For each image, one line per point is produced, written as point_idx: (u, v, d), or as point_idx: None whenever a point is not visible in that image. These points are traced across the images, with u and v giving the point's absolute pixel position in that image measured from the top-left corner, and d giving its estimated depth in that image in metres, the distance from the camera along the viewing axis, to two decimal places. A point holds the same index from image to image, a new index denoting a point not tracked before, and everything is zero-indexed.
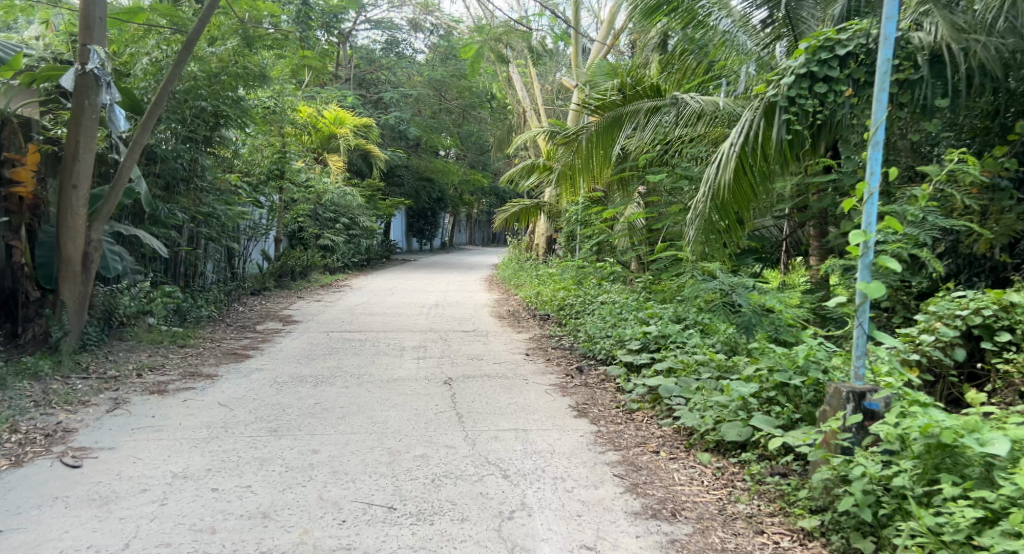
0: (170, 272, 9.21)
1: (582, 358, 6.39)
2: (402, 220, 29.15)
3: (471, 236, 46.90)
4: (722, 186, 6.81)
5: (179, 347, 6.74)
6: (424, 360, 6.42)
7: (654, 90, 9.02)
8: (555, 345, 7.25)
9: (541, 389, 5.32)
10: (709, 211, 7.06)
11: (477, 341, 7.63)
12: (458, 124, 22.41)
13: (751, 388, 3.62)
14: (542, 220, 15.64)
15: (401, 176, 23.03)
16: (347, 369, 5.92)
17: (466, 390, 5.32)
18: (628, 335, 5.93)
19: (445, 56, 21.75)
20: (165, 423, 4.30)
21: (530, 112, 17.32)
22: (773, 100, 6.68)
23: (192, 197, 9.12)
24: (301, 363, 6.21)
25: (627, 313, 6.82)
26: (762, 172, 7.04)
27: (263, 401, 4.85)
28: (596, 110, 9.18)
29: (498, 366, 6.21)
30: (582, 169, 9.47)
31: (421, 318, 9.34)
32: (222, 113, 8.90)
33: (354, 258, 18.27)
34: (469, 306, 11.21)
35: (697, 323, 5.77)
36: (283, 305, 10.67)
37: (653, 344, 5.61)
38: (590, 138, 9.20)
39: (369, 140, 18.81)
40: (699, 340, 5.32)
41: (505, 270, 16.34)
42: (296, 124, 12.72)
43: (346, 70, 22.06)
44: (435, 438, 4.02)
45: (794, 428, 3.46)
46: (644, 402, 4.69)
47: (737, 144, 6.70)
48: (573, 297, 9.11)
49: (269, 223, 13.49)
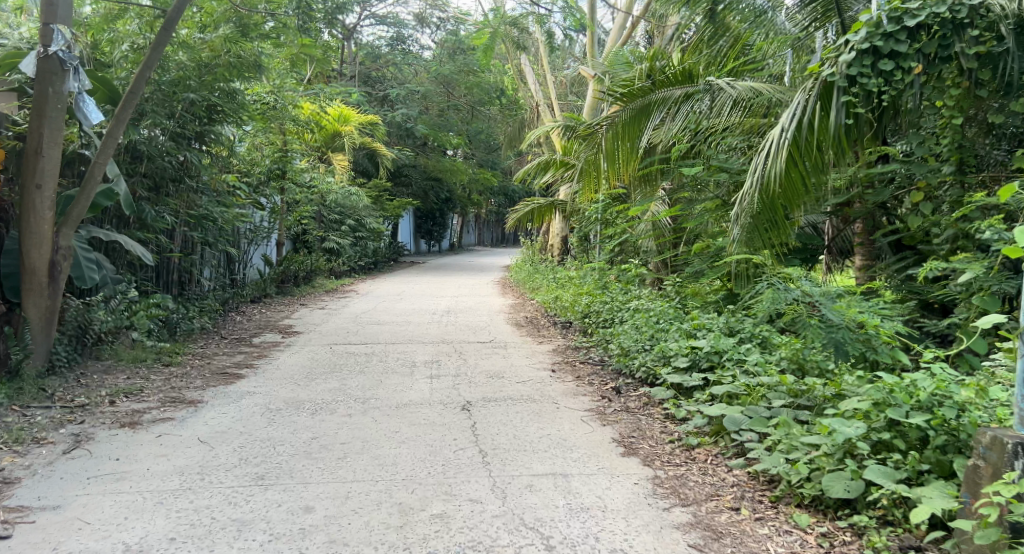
0: (161, 279, 8.50)
1: (619, 377, 5.61)
2: (410, 222, 28.49)
3: (479, 237, 46.25)
4: (772, 178, 6.11)
5: (164, 366, 6.02)
6: (439, 379, 5.68)
7: (685, 75, 8.20)
8: (584, 359, 6.48)
9: (576, 417, 4.58)
10: (755, 208, 6.34)
11: (496, 355, 6.89)
12: (467, 121, 21.67)
13: (858, 432, 2.87)
14: (556, 220, 14.91)
15: (408, 175, 22.30)
16: (351, 392, 5.18)
17: (489, 417, 4.58)
18: (672, 350, 5.17)
19: (453, 51, 21.10)
20: (131, 467, 3.57)
21: (543, 106, 16.53)
22: (829, 81, 5.98)
23: (183, 199, 8.42)
24: (299, 383, 5.47)
25: (667, 324, 6.04)
26: (815, 163, 6.31)
27: (250, 436, 4.12)
28: (621, 99, 8.35)
29: (522, 386, 5.44)
30: (606, 164, 8.67)
31: (432, 327, 8.61)
32: (215, 106, 8.23)
33: (361, 262, 17.58)
34: (483, 312, 10.48)
35: (754, 337, 5.01)
36: (284, 313, 9.95)
37: (704, 361, 4.86)
38: (615, 129, 8.41)
39: (375, 139, 18.13)
40: (761, 359, 4.57)
41: (518, 273, 15.60)
42: (298, 120, 12.02)
43: (350, 65, 21.32)
44: (456, 489, 3.27)
45: (920, 483, 2.71)
46: (704, 436, 3.95)
47: (790, 130, 6.00)
48: (598, 303, 8.35)
49: (271, 226, 12.77)
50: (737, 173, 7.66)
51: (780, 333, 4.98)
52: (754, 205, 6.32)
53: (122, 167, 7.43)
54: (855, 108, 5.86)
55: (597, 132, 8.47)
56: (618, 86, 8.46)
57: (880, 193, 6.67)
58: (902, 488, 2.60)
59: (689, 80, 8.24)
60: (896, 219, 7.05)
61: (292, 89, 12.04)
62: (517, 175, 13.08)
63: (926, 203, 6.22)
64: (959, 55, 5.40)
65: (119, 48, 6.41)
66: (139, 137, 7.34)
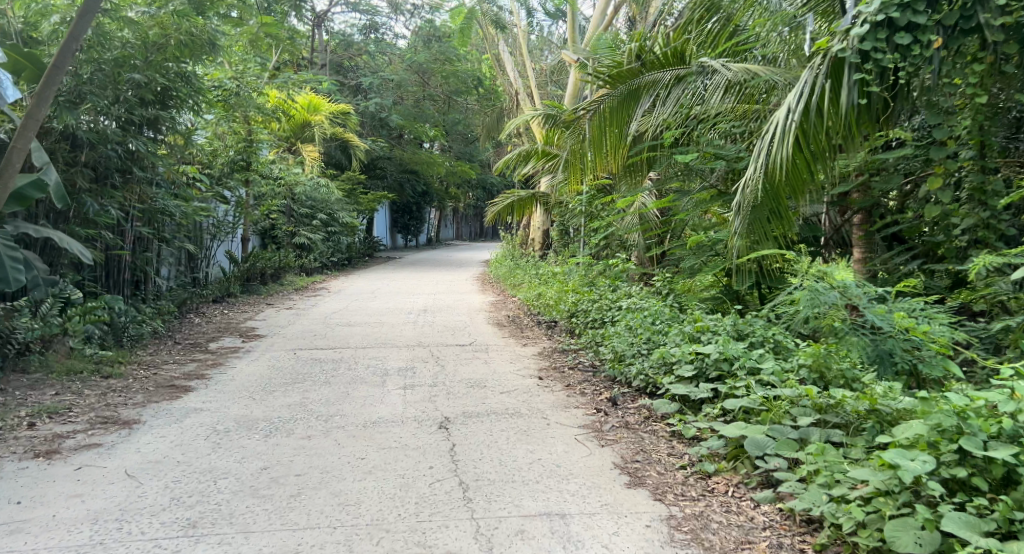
0: (108, 279, 7.76)
1: (614, 386, 5.05)
2: (385, 216, 27.75)
3: (457, 231, 45.58)
4: (777, 166, 5.58)
5: (102, 378, 5.34)
6: (414, 389, 5.09)
7: (677, 55, 7.67)
8: (573, 365, 5.91)
9: (570, 435, 4.03)
10: (759, 197, 5.85)
11: (477, 360, 6.29)
12: (443, 112, 20.99)
13: (930, 469, 2.36)
14: (538, 213, 14.36)
15: (383, 168, 21.52)
16: (313, 408, 4.56)
17: (471, 437, 4.01)
18: (676, 357, 4.63)
19: (429, 38, 20.66)
20: (34, 513, 2.92)
21: (523, 95, 15.93)
22: (840, 57, 5.41)
23: (132, 191, 7.70)
24: (256, 397, 4.84)
25: (665, 326, 5.48)
26: (823, 148, 5.79)
27: (190, 466, 3.49)
28: (609, 82, 7.85)
29: (506, 398, 4.86)
30: (592, 151, 8.08)
31: (407, 329, 7.99)
32: (168, 90, 7.53)
33: (333, 258, 16.83)
34: (462, 310, 9.88)
35: (767, 341, 4.49)
36: (248, 314, 9.26)
37: (712, 370, 4.33)
38: (602, 115, 7.88)
39: (347, 129, 17.42)
40: (778, 368, 4.06)
41: (499, 268, 15.01)
42: (263, 108, 11.29)
43: (320, 53, 20.48)
44: (432, 538, 2.71)
45: (1011, 534, 2.19)
46: (721, 461, 3.41)
47: (797, 111, 5.45)
48: (585, 301, 7.78)
49: (235, 220, 12.03)
50: (732, 160, 7.12)
51: (794, 338, 4.48)
52: (757, 194, 5.83)
53: (59, 156, 6.70)
54: (868, 87, 5.33)
55: (584, 117, 7.98)
56: (605, 68, 7.92)
57: (890, 180, 6.23)
58: (995, 545, 2.08)
59: (681, 61, 7.71)
60: (899, 210, 6.67)
61: (256, 74, 11.31)
62: (496, 166, 12.48)
63: (941, 189, 5.79)
64: (983, 26, 4.92)
65: (48, 21, 5.68)
66: (79, 122, 6.60)
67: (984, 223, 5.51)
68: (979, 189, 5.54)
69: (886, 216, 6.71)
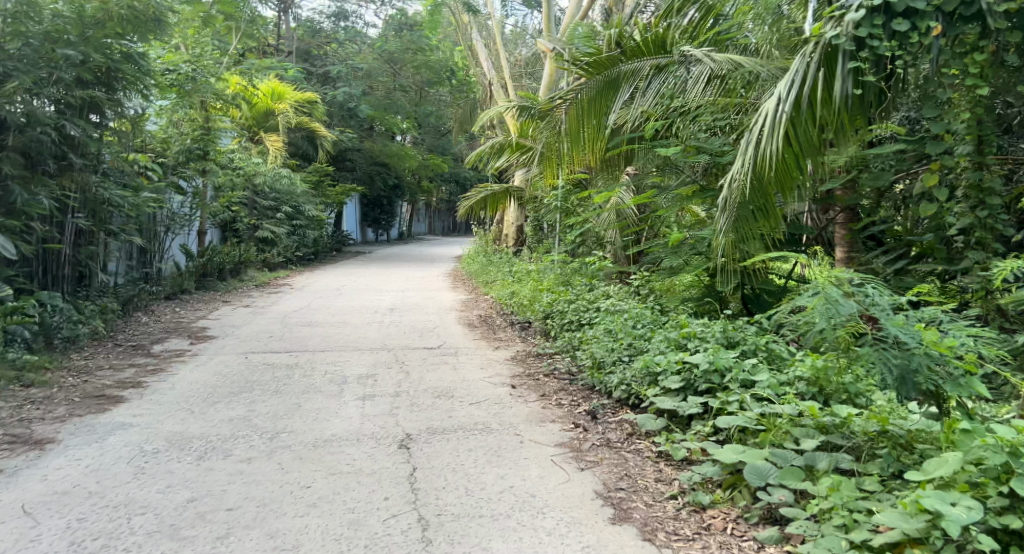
0: (44, 275, 7.15)
1: (593, 397, 4.65)
2: (355, 209, 27.11)
3: (429, 226, 45.03)
4: (766, 160, 5.20)
5: (23, 387, 4.77)
6: (373, 400, 4.64)
7: (657, 43, 7.27)
8: (548, 372, 5.47)
9: (545, 456, 3.61)
10: (746, 193, 5.47)
11: (445, 365, 5.85)
12: (415, 104, 20.48)
13: (977, 518, 2.07)
14: (511, 208, 13.96)
15: (352, 160, 20.90)
16: (258, 423, 4.07)
17: (434, 457, 3.58)
18: (660, 367, 4.24)
19: (400, 27, 20.44)
20: None
21: (497, 86, 15.48)
22: (834, 44, 5.05)
23: (71, 179, 7.11)
24: (195, 409, 4.34)
25: (647, 331, 5.10)
26: (814, 141, 5.44)
27: (105, 497, 3.00)
28: (587, 70, 7.38)
29: (475, 411, 4.42)
30: (568, 144, 7.55)
31: (371, 330, 7.50)
32: (110, 70, 7.03)
33: (299, 252, 16.20)
34: (432, 309, 9.42)
35: (759, 350, 4.12)
36: (202, 312, 8.69)
37: (701, 383, 3.95)
38: (579, 105, 7.38)
39: (314, 118, 16.81)
40: (774, 381, 3.70)
41: (471, 264, 14.56)
42: (221, 94, 10.72)
43: (287, 41, 19.80)
44: None
45: None
46: (716, 490, 3.03)
47: (788, 100, 5.09)
48: (560, 301, 7.37)
49: (192, 212, 11.41)
50: (716, 154, 6.62)
51: (789, 347, 4.12)
52: (745, 190, 5.45)
53: None
54: (864, 76, 4.97)
55: (559, 108, 7.42)
56: (583, 54, 7.46)
57: (880, 176, 5.92)
58: None
59: (662, 49, 7.32)
60: (885, 209, 6.44)
61: (213, 58, 10.73)
62: (468, 160, 12.04)
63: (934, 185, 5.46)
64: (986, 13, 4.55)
65: None
66: (6, 102, 6.03)
67: (980, 222, 5.18)
68: (975, 186, 5.20)
69: (870, 214, 6.48)
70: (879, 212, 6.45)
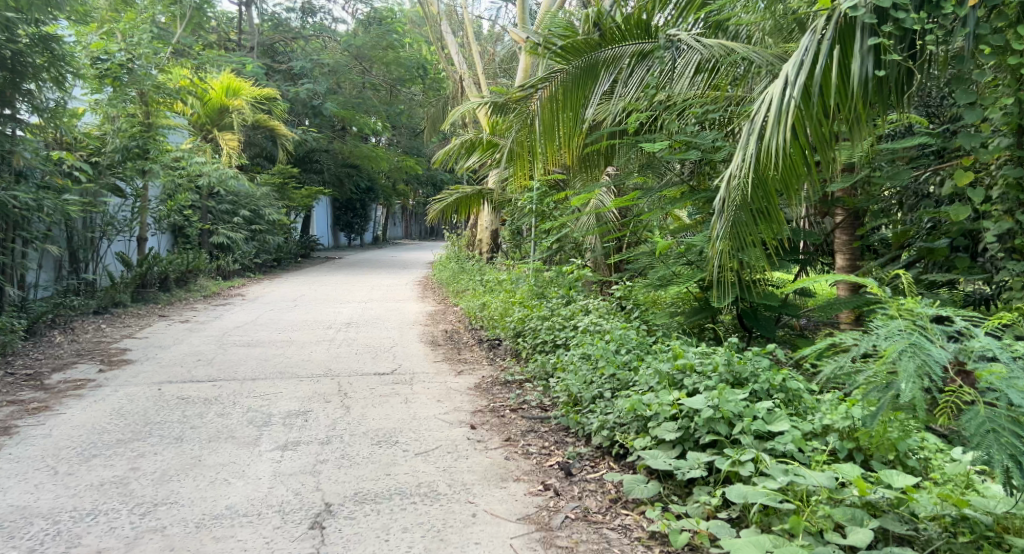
0: None
1: (568, 444, 3.80)
2: (325, 213, 26.12)
3: (406, 230, 44.16)
4: (773, 155, 4.32)
5: None
6: (296, 449, 3.74)
7: (641, 26, 6.41)
8: (516, 406, 4.59)
9: (503, 539, 2.75)
10: (748, 195, 4.59)
11: (396, 397, 4.94)
12: (387, 104, 19.60)
13: None
14: (485, 211, 13.09)
15: (319, 161, 19.88)
16: (135, 488, 3.16)
17: (356, 543, 2.71)
18: (651, 411, 3.38)
19: (369, 22, 19.59)
20: None
21: (469, 81, 14.64)
22: (850, 16, 4.23)
23: None
24: (60, 467, 3.40)
25: (634, 359, 4.26)
26: (827, 134, 4.59)
27: None
28: (562, 55, 6.45)
29: (420, 465, 3.54)
30: (542, 141, 6.55)
31: (318, 350, 6.59)
32: (13, 55, 6.63)
33: (259, 259, 15.21)
34: (393, 323, 8.52)
35: (774, 390, 3.29)
36: (131, 329, 7.71)
37: (701, 433, 3.12)
38: (553, 95, 6.41)
39: (275, 116, 15.86)
40: (798, 434, 2.88)
41: (443, 271, 13.67)
42: (162, 87, 9.78)
43: (249, 36, 18.85)
44: None
45: None
46: None
47: (798, 83, 4.23)
48: (533, 316, 6.53)
49: (133, 217, 10.42)
50: (708, 150, 5.67)
51: (811, 385, 3.31)
52: (747, 192, 4.57)
53: None
54: (887, 53, 4.18)
55: (530, 99, 6.44)
56: (557, 37, 6.47)
57: (897, 175, 5.15)
58: None
59: (646, 33, 6.46)
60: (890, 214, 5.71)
61: (153, 47, 9.78)
62: (435, 160, 11.18)
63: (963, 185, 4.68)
64: None
65: None
66: None
67: (1021, 228, 4.40)
68: (1014, 186, 4.41)
69: (874, 219, 5.75)
70: (884, 217, 5.72)
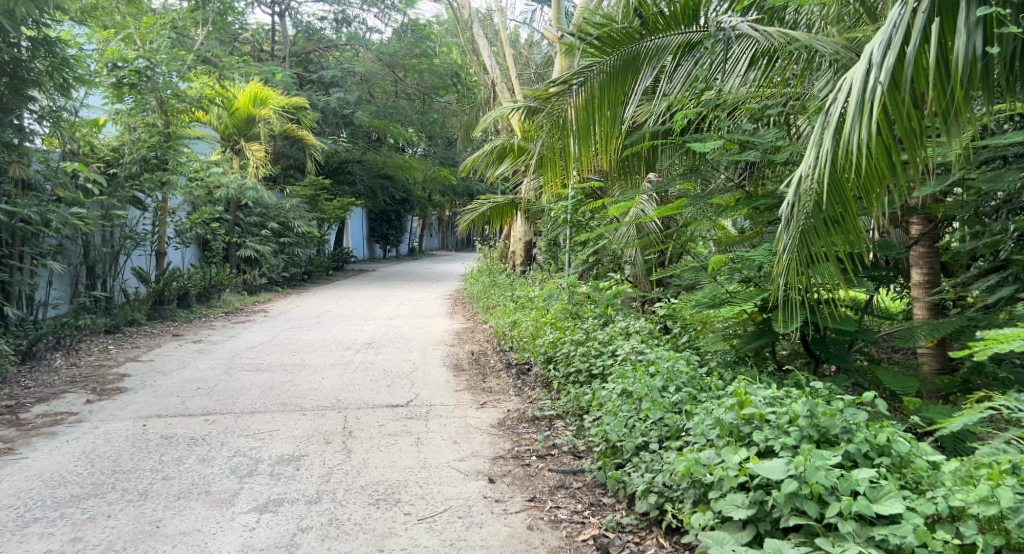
0: None
1: (608, 509, 3.10)
2: (359, 223, 25.77)
3: (441, 241, 43.86)
4: (856, 152, 3.48)
5: None
6: (277, 511, 3.11)
7: (688, 12, 5.48)
8: (545, 453, 3.90)
9: None
10: (824, 202, 3.74)
11: (406, 437, 4.29)
12: (420, 112, 19.09)
13: None
14: (517, 222, 12.42)
15: (352, 173, 19.33)
16: None
17: None
18: (714, 479, 2.65)
19: (403, 29, 19.12)
20: None
21: (502, 86, 14.01)
22: None
23: None
24: None
25: (685, 399, 3.53)
26: (919, 127, 3.73)
27: None
28: (598, 47, 5.63)
29: (422, 538, 2.87)
30: (576, 145, 5.71)
31: (330, 377, 5.99)
32: (13, 61, 6.19)
33: (287, 272, 14.80)
34: (417, 343, 7.89)
35: (875, 452, 2.56)
36: (137, 351, 7.22)
37: (781, 514, 2.38)
38: (590, 94, 5.62)
39: (304, 126, 15.48)
40: (919, 523, 2.15)
41: (474, 284, 13.05)
42: (182, 96, 9.35)
43: (282, 46, 18.56)
44: None
45: None
46: None
47: (887, 64, 3.40)
48: (565, 340, 5.82)
49: (153, 230, 10.05)
50: (767, 151, 4.89)
51: (923, 448, 2.56)
52: (822, 199, 3.72)
53: None
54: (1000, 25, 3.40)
55: (563, 98, 5.63)
56: (593, 25, 5.63)
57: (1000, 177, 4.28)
58: None
59: (693, 21, 5.55)
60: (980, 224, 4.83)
61: (174, 55, 9.37)
62: (464, 168, 10.53)
63: None
64: None
65: None
66: None
67: None
68: None
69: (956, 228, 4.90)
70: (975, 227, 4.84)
